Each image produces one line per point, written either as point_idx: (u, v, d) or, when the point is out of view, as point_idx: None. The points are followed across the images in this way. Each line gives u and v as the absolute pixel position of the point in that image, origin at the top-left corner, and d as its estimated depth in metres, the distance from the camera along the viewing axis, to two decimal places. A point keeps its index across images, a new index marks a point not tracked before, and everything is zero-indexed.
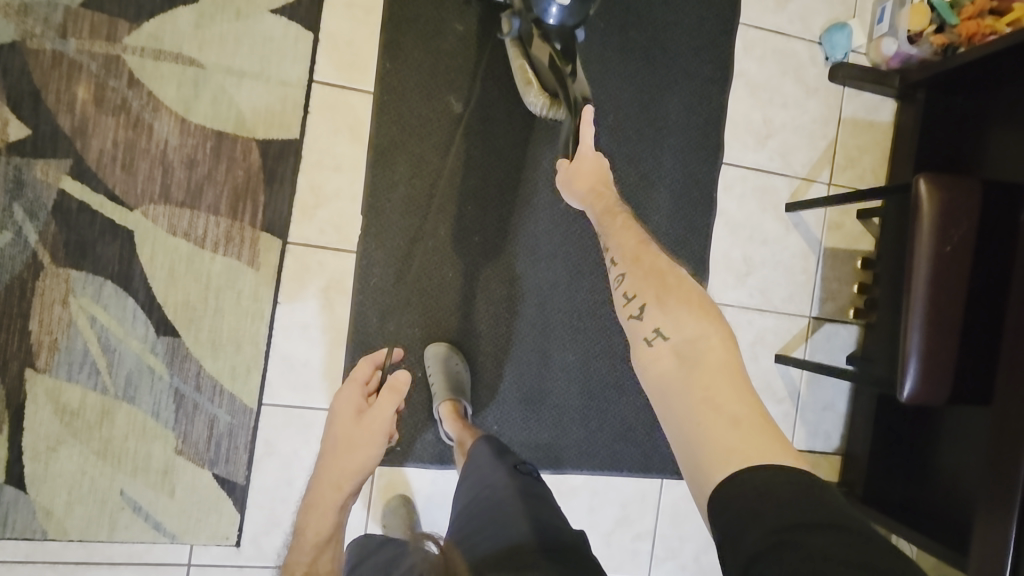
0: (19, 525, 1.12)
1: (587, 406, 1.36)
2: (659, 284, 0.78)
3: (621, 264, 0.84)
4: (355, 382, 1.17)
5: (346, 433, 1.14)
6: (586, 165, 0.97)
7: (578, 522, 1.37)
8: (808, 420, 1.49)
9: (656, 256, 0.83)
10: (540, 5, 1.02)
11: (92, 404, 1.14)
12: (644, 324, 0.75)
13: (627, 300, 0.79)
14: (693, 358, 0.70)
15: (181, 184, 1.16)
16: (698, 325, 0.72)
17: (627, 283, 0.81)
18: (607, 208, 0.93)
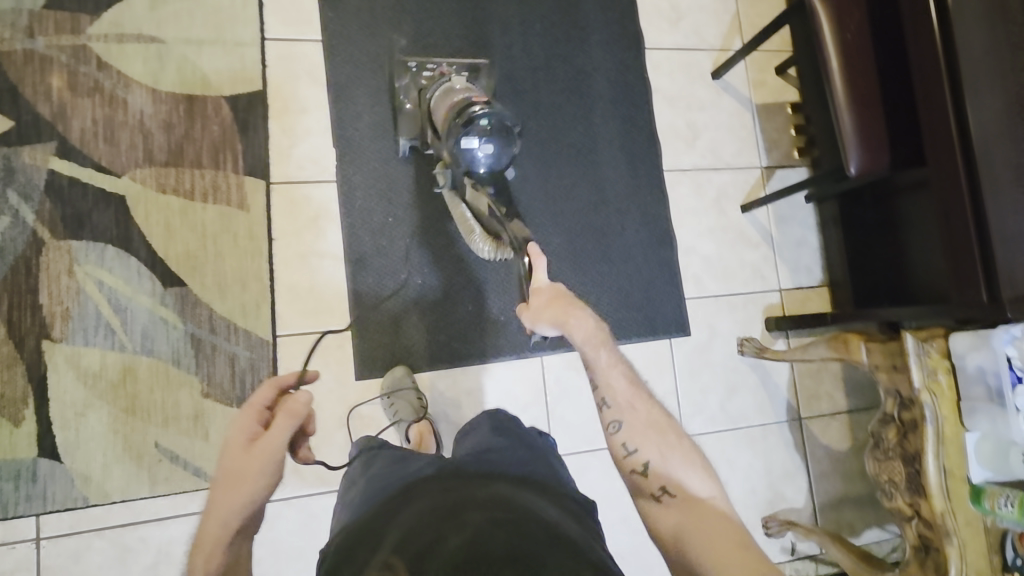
0: (60, 496, 1.12)
1: (583, 281, 1.45)
2: (660, 441, 0.88)
3: (614, 410, 0.92)
4: (254, 409, 0.88)
5: (228, 471, 0.82)
6: (543, 303, 0.95)
7: None
8: (787, 259, 1.60)
9: (650, 404, 0.93)
10: (466, 158, 1.08)
11: (112, 364, 1.17)
12: (652, 481, 0.86)
13: (627, 452, 0.89)
14: (700, 517, 0.81)
15: (162, 147, 1.25)
16: (703, 487, 0.84)
17: (625, 431, 0.89)
18: (592, 346, 0.94)
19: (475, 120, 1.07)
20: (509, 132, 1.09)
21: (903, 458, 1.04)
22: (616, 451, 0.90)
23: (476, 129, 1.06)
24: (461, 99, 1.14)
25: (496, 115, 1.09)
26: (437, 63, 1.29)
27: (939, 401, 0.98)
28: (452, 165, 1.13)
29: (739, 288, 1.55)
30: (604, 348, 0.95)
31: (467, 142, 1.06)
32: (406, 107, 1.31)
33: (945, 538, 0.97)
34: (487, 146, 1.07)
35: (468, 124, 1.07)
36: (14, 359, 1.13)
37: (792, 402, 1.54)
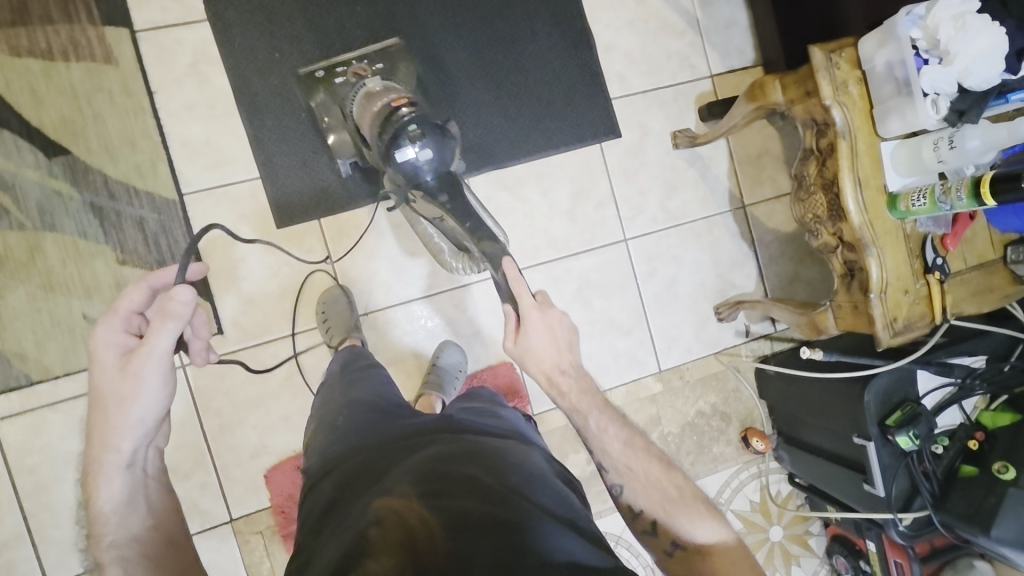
0: (0, 377, 1.12)
1: (500, 96, 1.37)
2: (663, 497, 0.79)
3: (614, 472, 0.82)
4: (122, 313, 0.81)
5: (105, 387, 0.77)
6: (538, 341, 0.82)
7: (537, 208, 1.39)
8: (717, 43, 1.50)
9: (647, 448, 0.82)
10: (406, 168, 0.98)
11: (16, 243, 1.13)
12: (659, 539, 0.79)
13: (635, 514, 0.81)
14: (711, 564, 0.75)
15: (3, 5, 1.13)
16: (712, 532, 0.77)
17: (627, 492, 0.81)
18: (575, 404, 0.83)
19: (401, 129, 0.98)
20: (439, 129, 0.99)
21: (824, 188, 1.02)
22: (623, 509, 0.82)
23: (406, 138, 0.97)
24: (382, 107, 1.04)
25: (422, 118, 0.99)
26: (347, 65, 1.22)
27: (849, 111, 0.95)
28: (397, 185, 1.03)
29: (668, 80, 1.47)
30: (593, 411, 0.83)
31: (400, 154, 0.97)
32: (331, 133, 1.20)
33: (864, 250, 0.96)
34: (423, 150, 0.97)
35: (396, 136, 0.98)
36: None
37: (734, 191, 1.50)
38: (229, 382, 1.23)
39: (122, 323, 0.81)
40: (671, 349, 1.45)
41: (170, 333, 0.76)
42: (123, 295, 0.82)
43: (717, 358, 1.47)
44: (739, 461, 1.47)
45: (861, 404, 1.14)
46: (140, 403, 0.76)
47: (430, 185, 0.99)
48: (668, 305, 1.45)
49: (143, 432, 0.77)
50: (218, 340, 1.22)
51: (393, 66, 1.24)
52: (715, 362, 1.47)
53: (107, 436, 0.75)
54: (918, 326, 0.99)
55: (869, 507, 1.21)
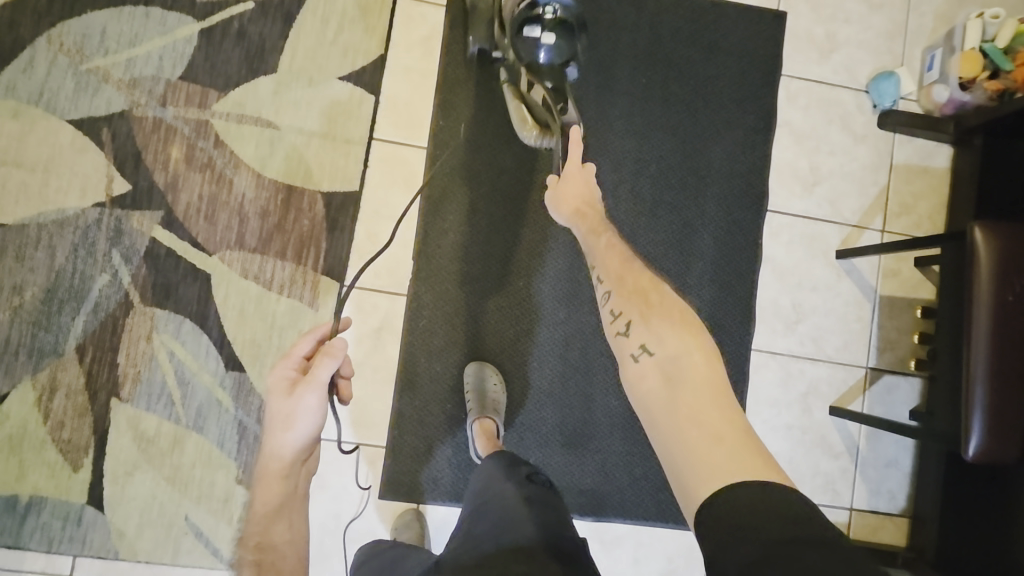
0: (95, 545, 1.21)
1: (631, 450, 1.37)
2: (642, 303, 0.82)
3: (605, 285, 0.88)
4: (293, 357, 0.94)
5: (275, 410, 0.90)
6: (573, 187, 0.99)
7: (622, 572, 1.35)
8: (869, 478, 1.42)
9: (638, 273, 0.88)
10: (529, 49, 1.09)
11: (166, 433, 1.24)
12: (629, 344, 0.80)
13: (614, 318, 0.84)
14: (679, 375, 0.74)
15: (254, 233, 1.28)
16: (681, 342, 0.77)
17: (611, 301, 0.86)
18: (594, 226, 0.94)
19: (540, 6, 1.08)
20: (570, 24, 1.10)
21: None
22: (604, 321, 0.86)
23: (540, 18, 1.08)
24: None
25: (561, 7, 1.09)
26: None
27: None
28: (514, 61, 1.13)
29: (804, 497, 1.39)
30: (606, 232, 0.93)
31: (529, 28, 1.08)
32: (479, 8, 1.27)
33: None
34: (549, 35, 1.08)
35: (534, 11, 1.08)
36: (86, 409, 1.22)
37: None
38: None
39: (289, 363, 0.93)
40: None
41: (330, 367, 0.88)
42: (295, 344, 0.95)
43: None
44: None
45: None
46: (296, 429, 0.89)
47: (540, 66, 1.10)
48: None
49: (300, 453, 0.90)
50: None
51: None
52: None
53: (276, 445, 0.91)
54: None
55: None
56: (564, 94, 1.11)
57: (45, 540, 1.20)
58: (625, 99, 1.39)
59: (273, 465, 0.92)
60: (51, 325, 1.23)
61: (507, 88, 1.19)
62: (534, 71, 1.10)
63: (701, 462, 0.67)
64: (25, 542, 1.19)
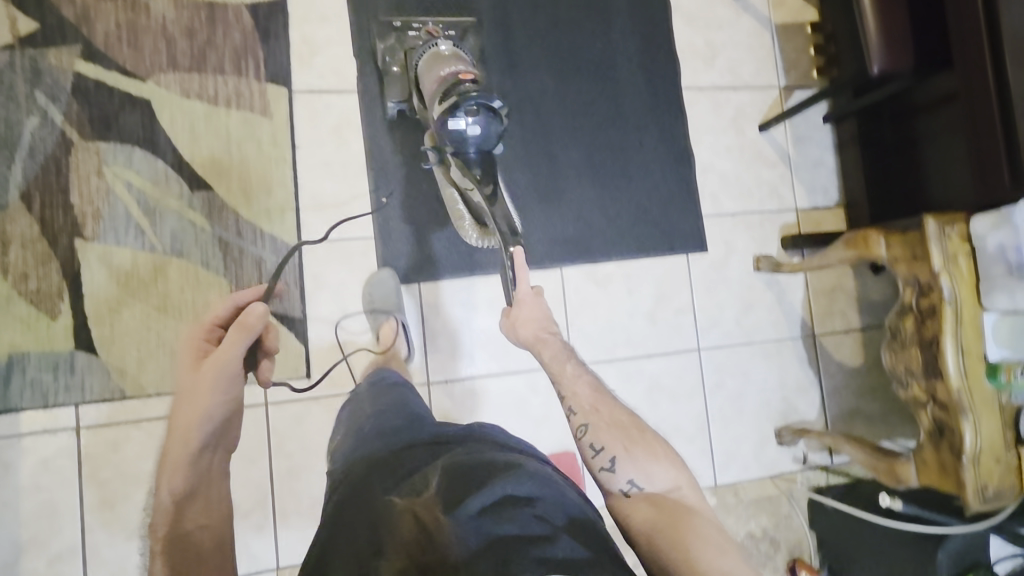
0: (96, 389, 1.15)
1: (603, 196, 1.46)
2: (623, 436, 0.93)
3: (581, 415, 0.97)
4: (208, 324, 1.05)
5: (184, 382, 1.02)
6: (527, 310, 1.04)
7: (621, 305, 1.45)
8: (805, 178, 1.61)
9: (613, 404, 0.98)
10: (453, 137, 1.09)
11: (144, 263, 1.19)
12: (617, 478, 0.91)
13: (595, 452, 0.93)
14: (666, 504, 0.87)
15: (185, 52, 1.25)
16: (665, 474, 0.90)
17: (590, 432, 0.94)
18: (556, 355, 1.02)
19: (461, 101, 1.07)
20: (494, 106, 1.09)
21: (920, 346, 1.07)
22: (584, 452, 0.95)
23: (462, 111, 1.07)
24: (449, 75, 1.13)
25: (482, 95, 1.09)
26: (422, 23, 1.32)
27: (956, 281, 1.01)
28: (442, 146, 1.14)
29: (756, 206, 1.57)
30: (571, 361, 1.03)
31: (453, 122, 1.07)
32: (392, 69, 1.29)
33: (960, 414, 0.99)
34: (474, 127, 1.08)
35: (454, 105, 1.07)
36: (49, 256, 1.15)
37: (806, 319, 1.57)
38: (310, 424, 1.26)
39: (205, 331, 1.05)
40: (727, 463, 1.48)
41: (243, 342, 0.99)
42: (212, 309, 1.05)
43: (773, 481, 1.50)
44: None
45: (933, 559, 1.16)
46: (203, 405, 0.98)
47: (470, 158, 1.12)
48: (731, 418, 1.49)
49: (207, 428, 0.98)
50: (305, 384, 1.26)
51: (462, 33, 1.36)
52: (770, 484, 1.50)
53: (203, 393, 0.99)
54: (1005, 496, 1.00)
55: None
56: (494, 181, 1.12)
57: (39, 394, 1.13)
58: None
59: (175, 450, 0.98)
60: None
61: (438, 167, 1.24)
62: (463, 160, 1.12)
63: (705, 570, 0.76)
64: (17, 401, 1.12)
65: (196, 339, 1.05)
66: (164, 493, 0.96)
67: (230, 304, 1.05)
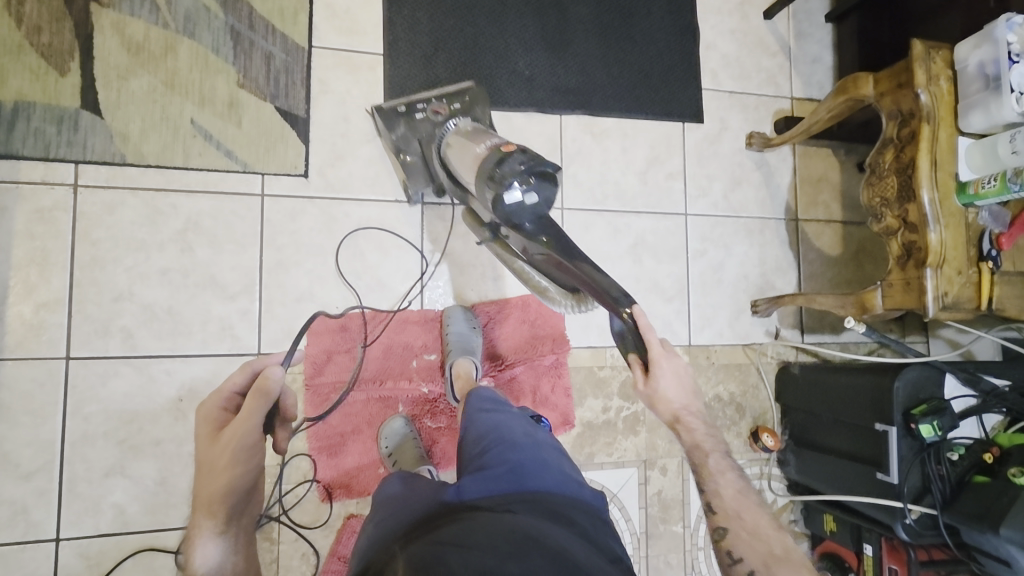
0: (98, 150, 1.17)
1: (608, 54, 1.50)
2: (769, 555, 0.84)
3: (722, 517, 0.91)
4: (226, 393, 1.05)
5: (201, 457, 0.99)
6: (668, 380, 0.93)
7: (615, 161, 1.49)
8: (802, 72, 1.66)
9: (757, 511, 0.91)
10: (508, 209, 0.98)
11: (155, 38, 1.21)
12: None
13: (732, 560, 0.86)
14: None
15: None
16: None
17: (731, 538, 0.88)
18: (698, 446, 0.94)
19: (511, 172, 0.97)
20: (549, 170, 0.99)
21: (897, 172, 1.12)
22: (722, 560, 0.87)
23: (515, 183, 0.96)
24: (494, 146, 1.03)
25: (532, 161, 0.98)
26: (428, 100, 1.25)
27: (936, 99, 1.06)
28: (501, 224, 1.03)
29: (754, 89, 1.61)
30: (716, 453, 0.95)
31: (509, 196, 0.97)
32: (409, 159, 1.25)
33: (927, 225, 1.05)
34: (531, 195, 0.98)
35: (505, 179, 0.96)
36: (63, 14, 1.17)
37: (790, 204, 1.61)
38: (301, 221, 1.28)
39: (223, 399, 1.06)
40: (704, 328, 1.52)
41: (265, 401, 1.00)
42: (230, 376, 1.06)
43: (744, 350, 1.53)
44: (744, 456, 1.50)
45: (889, 391, 1.19)
46: (228, 477, 0.94)
47: (532, 230, 1.00)
48: (711, 287, 1.53)
49: (235, 498, 0.96)
50: (302, 183, 1.28)
51: (473, 101, 1.25)
52: (741, 352, 1.53)
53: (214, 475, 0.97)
54: (964, 307, 1.06)
55: (875, 500, 1.23)
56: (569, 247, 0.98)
57: (41, 144, 1.14)
58: None
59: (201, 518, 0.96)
60: None
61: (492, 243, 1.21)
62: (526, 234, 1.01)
63: None
64: (18, 148, 1.13)
65: (212, 408, 1.05)
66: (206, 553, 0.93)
67: (247, 372, 1.07)
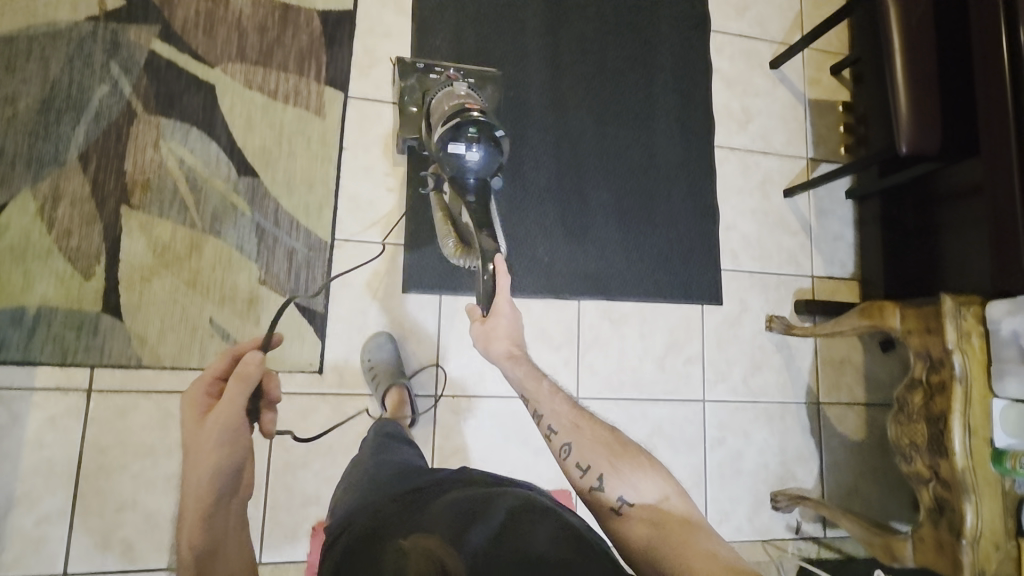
0: (115, 353, 1.17)
1: (627, 237, 1.50)
2: (608, 452, 0.92)
3: (563, 434, 0.96)
4: (208, 378, 1.05)
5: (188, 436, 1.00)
6: (505, 323, 1.04)
7: (632, 347, 1.47)
8: (824, 250, 1.65)
9: (594, 422, 0.98)
10: (452, 154, 1.07)
11: (181, 238, 1.23)
12: (607, 496, 0.88)
13: (583, 471, 0.91)
14: (660, 519, 0.83)
15: (254, 47, 1.32)
16: (653, 484, 0.88)
17: (575, 451, 0.93)
18: (534, 374, 1.03)
19: (463, 126, 1.08)
20: (497, 138, 1.09)
21: (927, 420, 1.08)
22: (571, 472, 0.93)
23: (465, 136, 1.07)
24: (457, 105, 1.14)
25: (486, 125, 1.09)
26: (446, 67, 1.33)
27: (968, 359, 1.03)
28: (442, 172, 1.12)
29: (775, 269, 1.60)
30: (546, 379, 1.04)
31: (455, 146, 1.07)
32: (409, 109, 1.31)
33: (963, 493, 1.00)
34: (474, 152, 1.07)
35: (457, 131, 1.07)
36: (94, 217, 1.19)
37: (812, 386, 1.57)
38: (314, 419, 1.26)
39: (206, 387, 1.05)
40: (721, 522, 1.45)
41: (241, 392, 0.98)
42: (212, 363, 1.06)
43: (764, 546, 1.46)
44: None
45: None
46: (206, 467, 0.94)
47: (467, 184, 1.09)
48: (729, 477, 1.47)
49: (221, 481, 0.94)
50: (316, 380, 1.27)
51: (483, 83, 1.37)
52: (761, 549, 1.46)
53: (194, 463, 0.96)
54: None
55: None
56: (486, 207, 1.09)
57: (60, 350, 1.14)
58: None
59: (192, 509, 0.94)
60: (50, 135, 1.19)
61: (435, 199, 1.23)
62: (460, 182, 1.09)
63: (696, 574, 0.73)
64: (36, 355, 1.13)
65: (198, 394, 1.05)
66: (183, 550, 0.93)
67: (227, 359, 1.07)
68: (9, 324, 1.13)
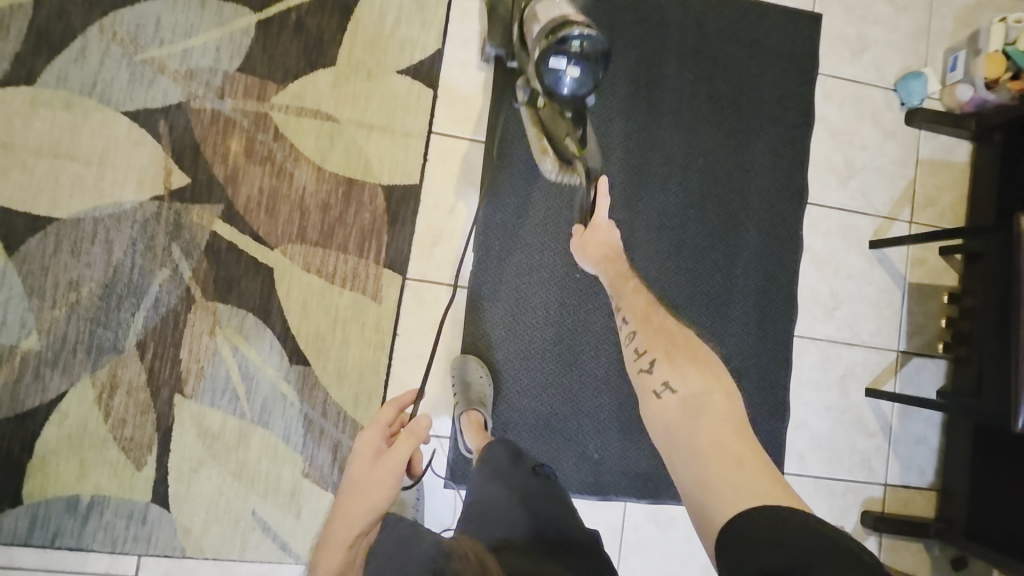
0: (161, 542, 1.19)
1: None
2: (667, 343, 0.88)
3: (630, 324, 0.95)
4: (380, 425, 1.10)
5: (359, 474, 1.04)
6: (601, 235, 1.11)
7: (677, 552, 1.39)
8: (902, 455, 1.51)
9: (664, 317, 0.95)
10: (552, 77, 1.04)
11: (231, 428, 1.23)
12: (652, 379, 0.86)
13: (639, 355, 0.90)
14: (701, 407, 0.79)
15: (316, 226, 1.28)
16: (704, 379, 0.83)
17: (637, 338, 0.92)
18: (620, 273, 1.05)
19: (569, 38, 1.02)
20: (599, 57, 1.04)
21: None
22: (628, 356, 0.92)
23: (567, 49, 1.02)
24: (558, 17, 1.07)
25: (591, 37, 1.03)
26: None
27: None
28: (535, 83, 1.09)
29: (843, 474, 1.47)
30: (634, 278, 1.03)
31: (554, 61, 1.03)
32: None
33: None
34: (575, 68, 1.03)
35: (561, 42, 1.02)
36: (148, 406, 1.20)
37: None
38: None
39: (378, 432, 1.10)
40: None
41: (409, 446, 1.04)
42: (378, 416, 1.11)
43: None
44: None
45: None
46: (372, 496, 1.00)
47: (562, 99, 1.06)
48: None
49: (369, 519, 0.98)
50: None
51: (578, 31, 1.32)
52: None
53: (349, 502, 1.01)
54: None
55: None
56: (582, 124, 1.11)
57: (110, 539, 1.18)
58: (675, 96, 1.44)
59: (338, 535, 0.98)
60: (110, 321, 1.20)
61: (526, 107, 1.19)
62: (555, 98, 1.07)
63: (719, 485, 0.71)
64: (88, 542, 1.17)
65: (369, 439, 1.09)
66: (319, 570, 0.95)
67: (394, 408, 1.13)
68: (64, 511, 1.17)
